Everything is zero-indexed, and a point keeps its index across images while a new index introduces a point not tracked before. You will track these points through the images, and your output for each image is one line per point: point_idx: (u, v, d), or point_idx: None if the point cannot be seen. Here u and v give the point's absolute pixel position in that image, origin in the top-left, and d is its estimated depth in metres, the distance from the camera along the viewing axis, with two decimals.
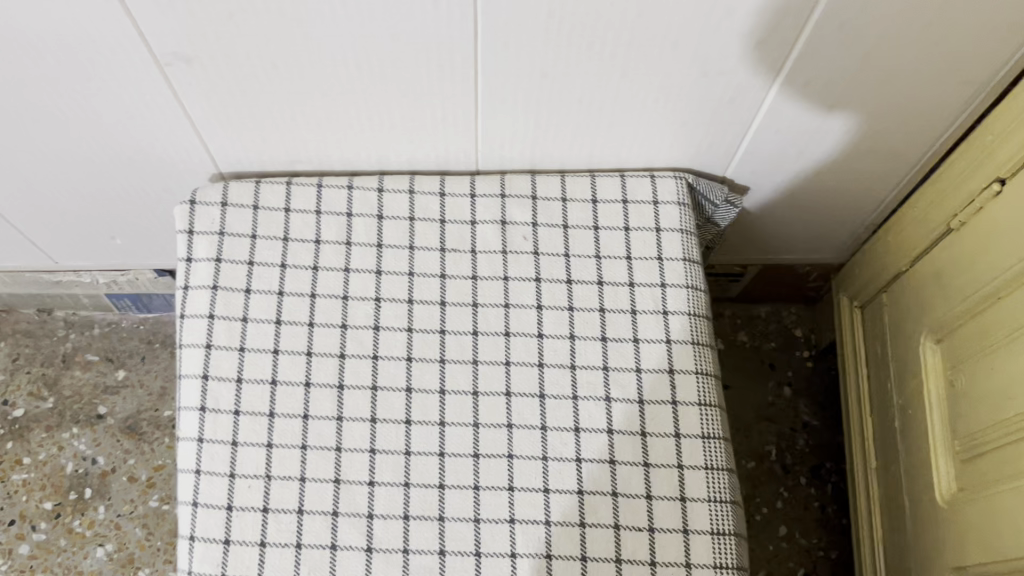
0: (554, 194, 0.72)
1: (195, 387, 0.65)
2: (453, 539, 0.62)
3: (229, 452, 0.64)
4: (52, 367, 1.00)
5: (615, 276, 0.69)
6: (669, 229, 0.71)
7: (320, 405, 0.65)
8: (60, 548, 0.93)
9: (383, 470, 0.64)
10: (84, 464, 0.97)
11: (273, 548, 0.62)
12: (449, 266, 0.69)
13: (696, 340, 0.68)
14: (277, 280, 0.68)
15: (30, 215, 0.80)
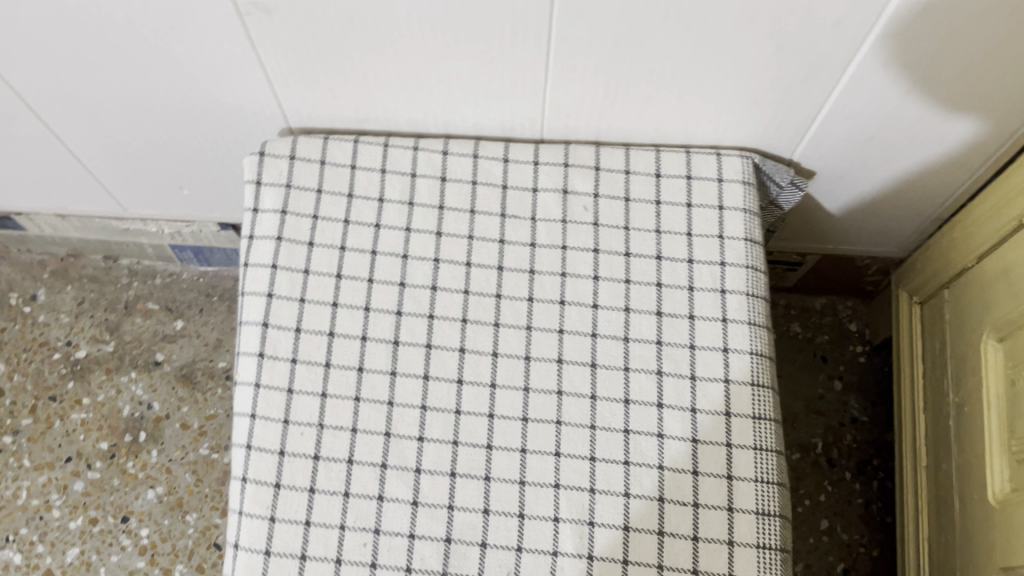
0: (617, 166, 0.72)
1: (254, 334, 0.67)
2: (497, 499, 0.63)
3: (284, 399, 0.65)
4: (115, 313, 1.03)
5: (674, 251, 0.69)
6: (732, 208, 0.70)
7: (375, 359, 0.66)
8: (113, 488, 0.96)
9: (432, 427, 0.65)
10: (140, 408, 0.99)
11: (321, 495, 0.63)
12: (508, 231, 0.70)
13: (753, 320, 0.68)
14: (340, 235, 0.69)
15: (105, 161, 0.82)
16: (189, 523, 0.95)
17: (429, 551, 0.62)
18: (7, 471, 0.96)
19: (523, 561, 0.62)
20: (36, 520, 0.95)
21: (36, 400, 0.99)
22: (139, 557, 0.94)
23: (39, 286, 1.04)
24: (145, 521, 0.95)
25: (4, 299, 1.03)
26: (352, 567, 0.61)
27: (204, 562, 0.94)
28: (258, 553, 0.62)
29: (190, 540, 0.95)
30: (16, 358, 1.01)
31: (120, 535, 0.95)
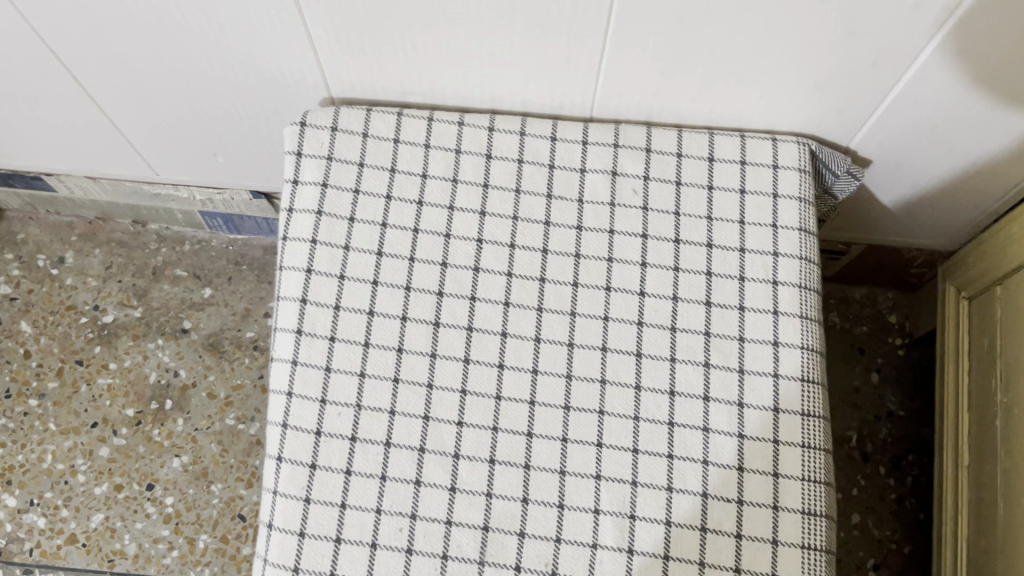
0: (669, 148, 0.69)
1: (292, 310, 0.65)
2: (537, 489, 0.62)
3: (322, 377, 0.64)
4: (143, 279, 1.02)
5: (725, 240, 0.67)
6: (786, 197, 0.68)
7: (415, 339, 0.65)
8: (138, 455, 0.96)
9: (472, 412, 0.63)
10: (166, 376, 0.98)
11: (358, 477, 0.62)
12: (554, 213, 0.68)
13: (805, 313, 0.66)
14: (381, 212, 0.67)
15: (140, 125, 0.80)
16: (214, 493, 0.95)
17: (466, 538, 0.61)
18: (33, 435, 0.96)
19: (562, 552, 0.61)
20: (60, 484, 0.95)
21: (63, 363, 0.99)
22: (163, 525, 0.93)
23: (67, 249, 1.03)
24: (170, 489, 0.95)
25: (32, 261, 1.02)
26: (387, 552, 0.60)
27: (229, 533, 0.93)
28: (292, 534, 0.61)
29: (214, 510, 0.94)
30: (43, 320, 1.00)
31: (145, 502, 0.94)
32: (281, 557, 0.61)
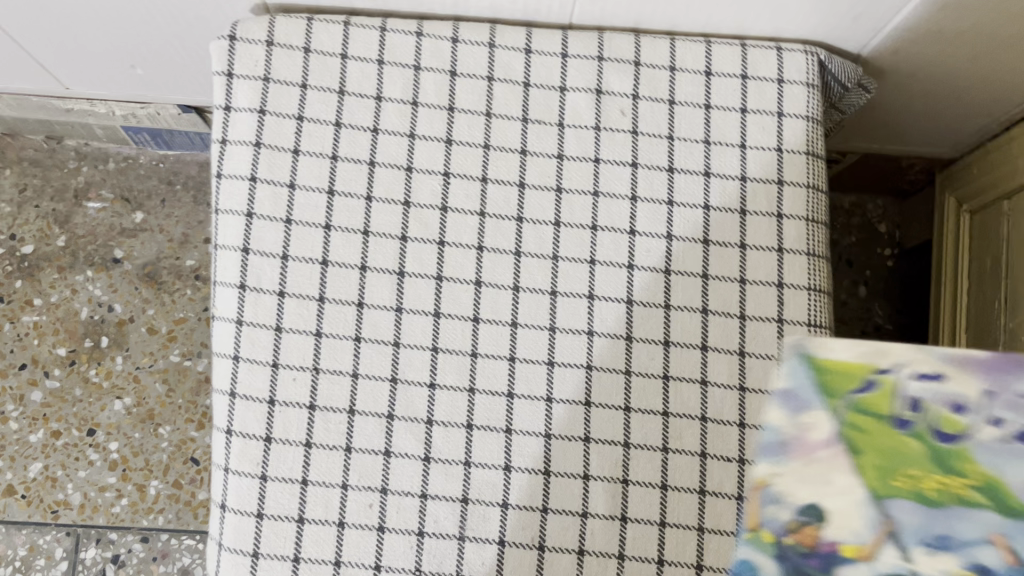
0: (661, 61, 0.60)
1: (233, 262, 0.57)
2: (520, 455, 0.56)
3: (273, 339, 0.56)
4: (63, 203, 0.91)
5: (724, 167, 0.59)
6: (792, 116, 0.60)
7: (378, 292, 0.57)
8: (75, 398, 0.88)
9: (445, 372, 0.56)
10: (99, 311, 0.90)
11: (319, 450, 0.55)
12: (531, 139, 0.59)
13: (812, 250, 0.59)
14: (331, 142, 0.58)
15: (39, 37, 0.68)
16: (163, 437, 0.88)
17: (444, 512, 0.55)
18: None
19: (549, 523, 0.55)
20: None
21: None
22: (110, 472, 0.87)
23: None
24: (114, 434, 0.87)
25: None
26: (356, 531, 0.54)
27: (181, 478, 0.87)
28: (249, 516, 0.54)
29: (164, 454, 0.87)
30: None
31: (87, 449, 0.87)
32: (238, 541, 0.54)
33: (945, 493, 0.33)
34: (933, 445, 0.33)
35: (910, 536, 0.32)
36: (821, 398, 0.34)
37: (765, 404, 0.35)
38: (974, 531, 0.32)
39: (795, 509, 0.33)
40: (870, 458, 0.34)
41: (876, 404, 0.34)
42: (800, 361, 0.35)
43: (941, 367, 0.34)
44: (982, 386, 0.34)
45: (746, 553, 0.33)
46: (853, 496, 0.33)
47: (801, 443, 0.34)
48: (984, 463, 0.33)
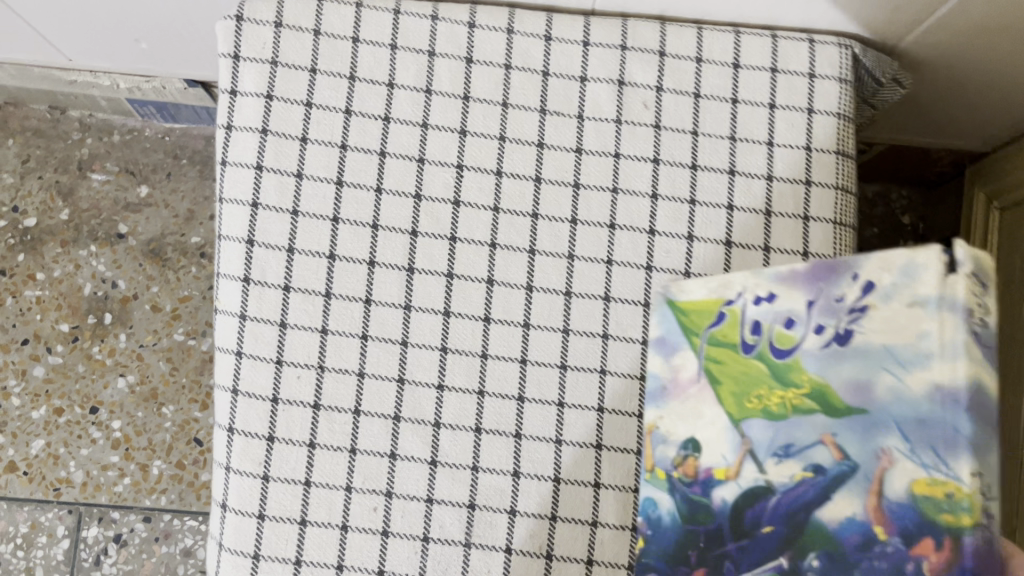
0: (687, 52, 0.58)
1: (237, 254, 0.55)
2: (529, 461, 0.54)
3: (276, 335, 0.54)
4: (67, 175, 0.89)
5: (750, 165, 0.57)
6: (822, 113, 0.57)
7: (386, 289, 0.55)
8: (78, 375, 0.87)
9: (454, 373, 0.54)
10: (103, 287, 0.88)
11: (323, 451, 0.53)
12: (549, 131, 0.57)
13: (838, 255, 0.57)
14: (340, 131, 0.56)
15: (39, 9, 0.66)
16: (166, 417, 0.86)
17: (450, 518, 0.53)
18: None
19: (558, 531, 0.54)
20: None
21: None
22: (112, 451, 0.86)
23: None
24: (116, 412, 0.86)
25: None
26: (359, 534, 0.53)
27: (184, 459, 0.86)
28: (249, 517, 0.53)
29: (167, 434, 0.86)
30: None
31: (89, 427, 0.86)
32: (238, 542, 0.53)
33: (785, 404, 0.38)
34: (771, 362, 0.39)
35: (761, 450, 0.39)
36: (683, 338, 0.43)
37: (651, 354, 0.45)
38: (811, 437, 0.37)
39: (678, 446, 0.42)
40: (728, 385, 0.41)
41: (726, 333, 0.41)
42: (665, 305, 0.44)
43: (771, 288, 0.40)
44: (805, 298, 0.38)
45: (652, 487, 0.43)
46: (716, 423, 0.41)
47: (677, 387, 0.43)
48: (816, 372, 0.37)
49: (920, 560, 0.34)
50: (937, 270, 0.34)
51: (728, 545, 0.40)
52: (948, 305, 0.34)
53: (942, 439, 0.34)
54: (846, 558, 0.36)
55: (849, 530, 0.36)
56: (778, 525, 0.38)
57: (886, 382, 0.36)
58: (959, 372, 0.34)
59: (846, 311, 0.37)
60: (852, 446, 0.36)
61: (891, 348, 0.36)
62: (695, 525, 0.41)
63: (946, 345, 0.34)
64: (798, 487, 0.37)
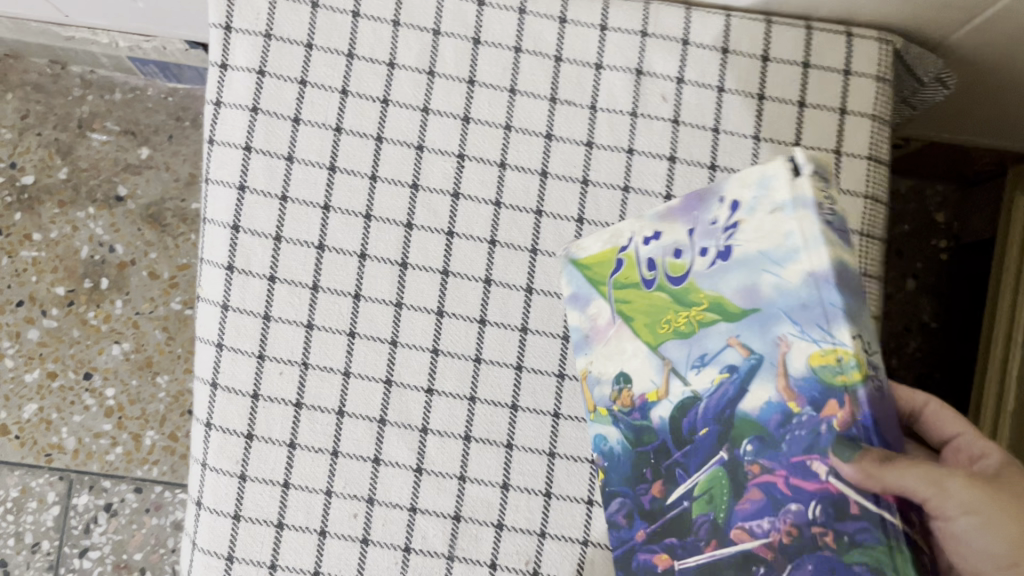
0: (712, 41, 0.53)
1: (222, 239, 0.52)
2: (520, 472, 0.51)
3: (259, 328, 0.51)
4: (67, 133, 0.86)
5: (774, 167, 0.52)
6: (855, 114, 0.53)
7: (377, 284, 0.52)
8: (72, 339, 0.85)
9: (445, 377, 0.51)
10: (100, 251, 0.85)
11: (303, 453, 0.51)
12: (558, 121, 0.53)
13: (863, 269, 0.52)
14: (335, 112, 0.52)
15: None
16: (160, 387, 0.84)
17: (433, 529, 0.51)
18: None
19: (546, 549, 0.51)
20: None
21: None
22: (105, 419, 0.84)
23: None
24: (110, 379, 0.84)
25: None
26: (338, 541, 0.51)
27: (178, 430, 0.84)
28: (225, 516, 0.51)
29: (161, 405, 0.84)
30: None
31: (83, 393, 0.84)
32: (212, 542, 0.51)
33: (692, 321, 0.40)
34: (670, 290, 0.40)
35: (682, 366, 0.40)
36: (593, 289, 0.44)
37: (569, 311, 0.46)
38: (719, 342, 0.38)
39: (612, 382, 0.43)
40: (640, 320, 0.42)
41: (627, 275, 0.43)
42: (572, 266, 0.46)
43: (655, 228, 0.42)
44: (685, 227, 0.41)
45: (598, 427, 0.44)
46: (639, 355, 0.42)
47: (598, 332, 0.44)
48: (711, 288, 0.39)
49: (829, 422, 0.35)
50: (785, 177, 0.36)
51: (676, 454, 0.41)
52: (802, 203, 0.35)
53: (822, 317, 0.35)
54: (773, 438, 0.36)
55: (770, 413, 0.37)
56: (712, 425, 0.39)
57: (768, 281, 0.37)
58: (823, 257, 0.35)
59: (722, 230, 0.39)
60: (754, 342, 0.37)
61: (766, 253, 0.37)
62: (644, 449, 0.42)
63: (808, 237, 0.35)
64: (720, 388, 0.38)
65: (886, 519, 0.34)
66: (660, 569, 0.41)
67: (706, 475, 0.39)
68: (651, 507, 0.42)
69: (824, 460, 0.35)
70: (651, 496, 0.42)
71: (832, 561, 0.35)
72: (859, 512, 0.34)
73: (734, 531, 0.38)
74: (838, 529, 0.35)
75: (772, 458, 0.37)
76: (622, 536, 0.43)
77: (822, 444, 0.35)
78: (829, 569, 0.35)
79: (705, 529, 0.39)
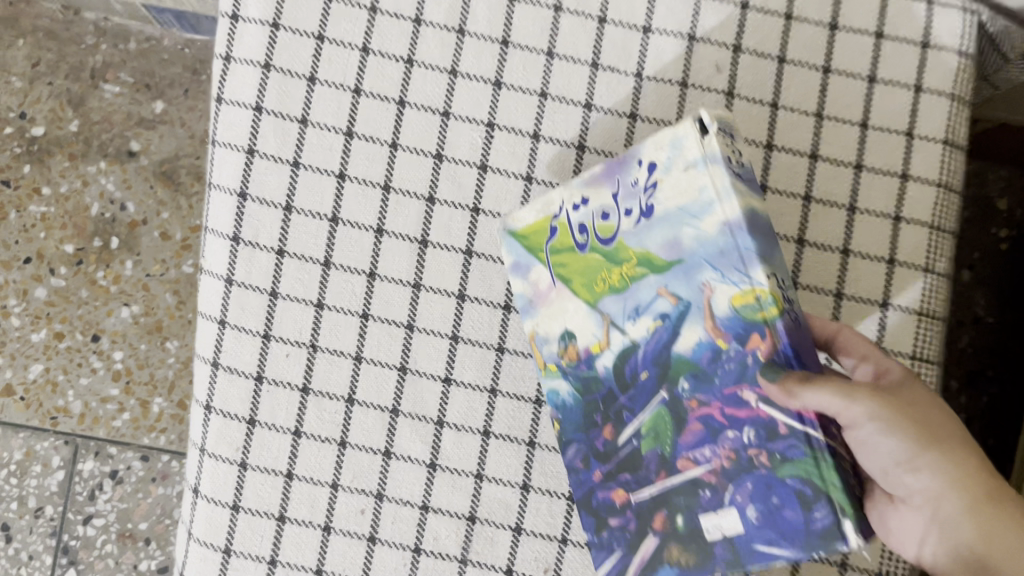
0: (774, 7, 0.48)
1: (227, 207, 0.48)
2: (542, 473, 0.47)
3: (265, 306, 0.47)
4: (79, 84, 0.82)
5: (837, 149, 0.47)
6: (932, 93, 0.47)
7: (395, 262, 0.47)
8: (80, 300, 0.81)
9: (464, 366, 0.47)
10: (111, 208, 0.82)
11: (309, 442, 0.47)
12: (599, 90, 0.48)
13: (931, 267, 0.47)
14: (354, 72, 0.48)
15: None
16: (170, 352, 0.81)
17: (446, 530, 0.47)
18: None
19: (567, 557, 0.47)
20: None
21: None
22: (112, 383, 0.81)
23: None
24: (118, 343, 0.81)
25: None
26: (343, 539, 0.47)
27: (187, 398, 0.81)
28: (224, 506, 0.47)
29: (171, 371, 0.81)
30: None
31: (90, 355, 0.81)
32: (209, 533, 0.47)
33: (624, 277, 0.40)
34: (604, 251, 0.40)
35: (620, 318, 0.40)
36: (533, 257, 0.42)
37: (511, 278, 0.43)
38: (651, 293, 0.39)
39: (558, 340, 0.42)
40: (579, 281, 0.41)
41: (563, 240, 0.42)
42: (509, 236, 0.43)
43: (582, 194, 0.41)
44: (611, 192, 0.40)
45: (548, 382, 0.42)
46: (581, 312, 0.41)
47: (541, 297, 0.42)
48: (636, 244, 0.39)
49: (755, 354, 0.36)
50: (694, 135, 0.37)
51: (621, 399, 0.40)
52: (712, 159, 0.37)
53: (739, 262, 0.36)
54: (707, 374, 0.38)
55: (701, 351, 0.38)
56: (652, 368, 0.39)
57: (689, 234, 0.38)
58: (735, 207, 0.36)
59: (643, 190, 0.39)
60: (682, 290, 0.38)
61: (686, 207, 0.38)
62: (593, 397, 0.41)
63: (720, 191, 0.37)
64: (656, 334, 0.39)
65: (812, 435, 0.35)
66: (616, 507, 0.40)
67: (650, 415, 0.39)
68: (604, 450, 0.41)
69: (753, 388, 0.36)
70: (603, 439, 0.41)
71: (767, 478, 0.36)
72: (788, 431, 0.36)
73: (681, 460, 0.38)
74: (770, 448, 0.36)
75: (708, 393, 0.38)
76: (579, 480, 0.41)
77: (749, 375, 0.36)
78: (767, 487, 0.36)
79: (655, 463, 0.39)
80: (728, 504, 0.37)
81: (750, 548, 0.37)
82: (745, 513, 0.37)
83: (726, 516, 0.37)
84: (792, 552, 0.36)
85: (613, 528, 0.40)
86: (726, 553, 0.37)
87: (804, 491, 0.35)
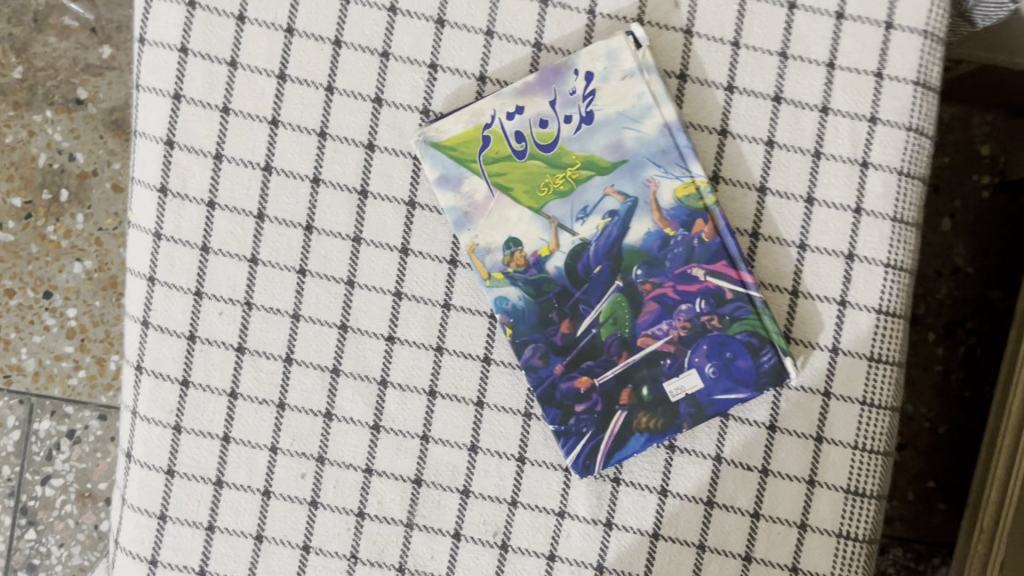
0: None
1: (154, 155, 0.45)
2: (491, 433, 0.45)
3: (196, 262, 0.45)
4: (21, 27, 0.75)
5: (802, 91, 0.45)
6: (902, 29, 0.45)
7: (333, 214, 0.45)
8: (30, 256, 0.75)
9: (408, 323, 0.45)
10: (59, 158, 0.75)
11: (246, 404, 0.45)
12: (549, 27, 0.45)
13: (898, 215, 0.45)
14: (287, 9, 0.44)
15: None
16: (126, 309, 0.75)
17: (391, 494, 0.45)
18: None
19: (517, 520, 0.45)
20: None
21: None
22: (66, 341, 0.75)
23: None
24: (71, 300, 0.75)
25: None
26: (283, 503, 0.45)
27: None
28: (157, 472, 0.45)
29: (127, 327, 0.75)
30: None
31: (42, 313, 0.75)
32: (142, 499, 0.45)
33: (568, 180, 0.43)
34: (545, 157, 0.43)
35: (568, 220, 0.43)
36: (465, 168, 0.44)
37: (437, 193, 0.44)
38: (598, 192, 0.43)
39: (501, 248, 0.44)
40: (519, 188, 0.44)
41: (497, 150, 0.44)
42: (433, 149, 0.44)
43: (516, 103, 0.44)
44: (547, 99, 0.44)
45: (494, 291, 0.44)
46: (524, 219, 0.44)
47: (476, 208, 0.44)
48: (580, 149, 0.43)
49: (700, 237, 0.43)
50: (628, 48, 0.44)
51: (576, 294, 0.43)
52: (648, 70, 0.44)
53: (679, 158, 0.43)
54: (659, 260, 0.43)
55: (651, 240, 0.43)
56: (605, 261, 0.43)
57: (631, 136, 0.43)
58: (671, 110, 0.43)
59: (581, 99, 0.44)
60: (628, 186, 0.43)
61: (626, 112, 0.43)
62: (546, 297, 0.44)
63: (657, 95, 0.43)
64: (605, 231, 0.43)
65: (754, 295, 0.43)
66: (581, 393, 0.43)
67: (608, 302, 0.43)
68: (562, 344, 0.44)
69: (700, 265, 0.43)
70: (561, 334, 0.43)
71: (720, 337, 0.43)
72: (733, 296, 0.43)
73: (641, 338, 0.43)
74: (720, 313, 0.43)
75: (659, 275, 0.43)
76: (539, 377, 0.44)
77: (696, 254, 0.43)
78: (720, 345, 0.43)
79: (615, 346, 0.43)
80: (688, 367, 0.43)
81: (710, 400, 0.43)
82: (703, 370, 0.43)
83: (688, 377, 0.43)
84: (749, 393, 0.43)
85: (580, 413, 0.43)
86: (690, 409, 0.43)
87: (752, 342, 0.43)
